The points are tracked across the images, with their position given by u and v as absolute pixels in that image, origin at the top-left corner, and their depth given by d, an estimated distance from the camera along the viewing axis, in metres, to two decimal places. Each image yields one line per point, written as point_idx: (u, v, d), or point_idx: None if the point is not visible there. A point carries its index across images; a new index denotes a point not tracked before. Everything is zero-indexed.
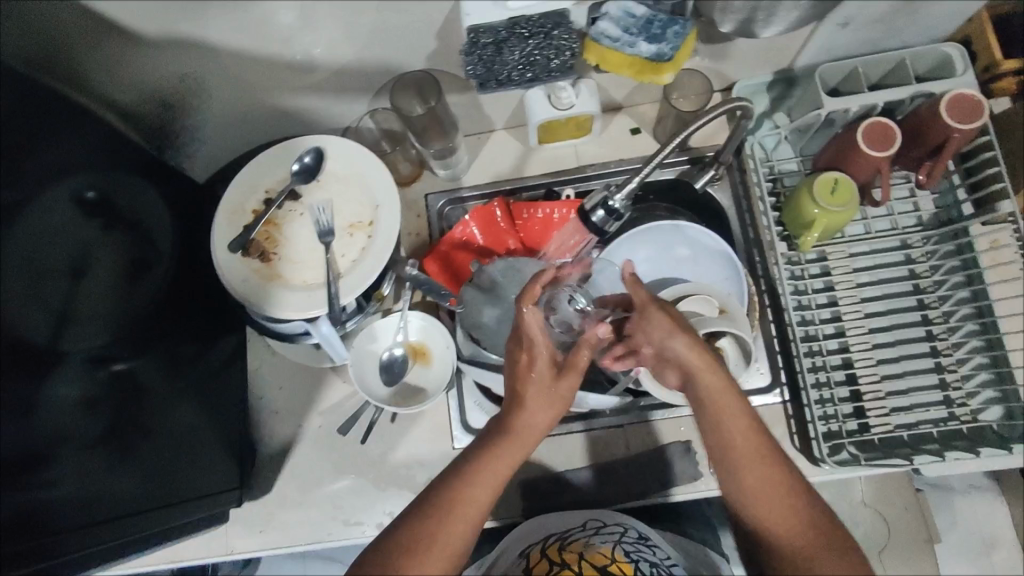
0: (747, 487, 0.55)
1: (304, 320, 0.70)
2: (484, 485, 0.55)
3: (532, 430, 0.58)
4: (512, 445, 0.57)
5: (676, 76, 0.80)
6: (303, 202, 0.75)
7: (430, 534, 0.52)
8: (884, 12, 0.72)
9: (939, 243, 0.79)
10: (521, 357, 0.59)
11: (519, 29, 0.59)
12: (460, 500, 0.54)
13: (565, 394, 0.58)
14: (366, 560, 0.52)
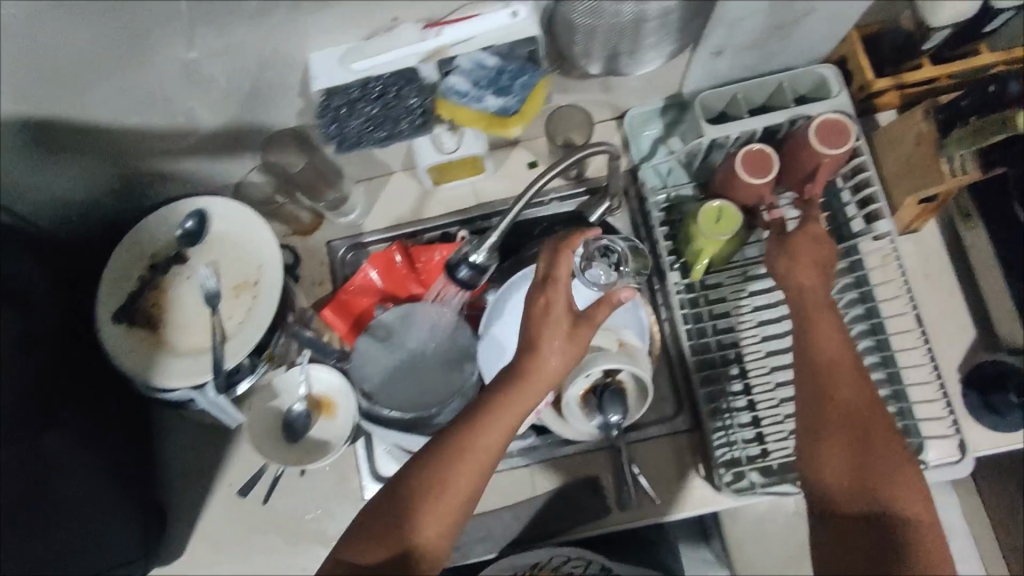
0: (857, 437, 0.61)
1: (191, 387, 0.69)
2: (492, 434, 0.57)
3: (550, 376, 0.59)
4: (528, 394, 0.58)
5: (559, 112, 0.80)
6: (188, 265, 0.74)
7: (433, 487, 0.56)
8: (754, 39, 0.72)
9: (832, 260, 0.78)
10: (540, 300, 0.61)
11: (368, 89, 0.58)
12: (472, 450, 0.57)
13: (581, 341, 0.60)
14: (403, 485, 0.57)
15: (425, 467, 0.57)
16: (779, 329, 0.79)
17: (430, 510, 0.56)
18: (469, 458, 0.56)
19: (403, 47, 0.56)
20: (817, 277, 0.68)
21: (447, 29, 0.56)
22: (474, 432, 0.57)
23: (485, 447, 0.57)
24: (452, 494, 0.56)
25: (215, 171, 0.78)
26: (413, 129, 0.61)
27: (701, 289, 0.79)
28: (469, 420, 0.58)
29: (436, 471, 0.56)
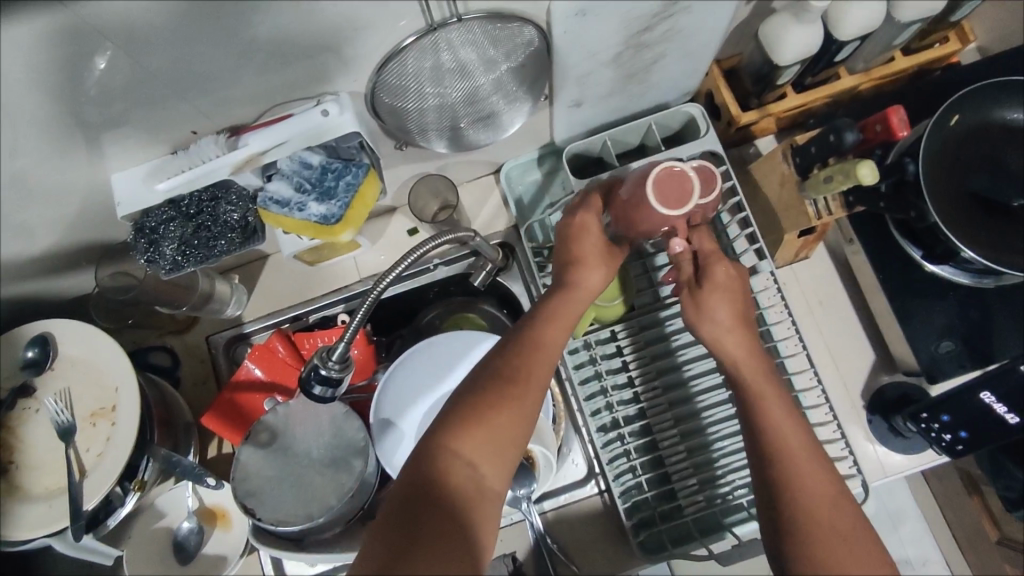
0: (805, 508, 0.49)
1: (48, 535, 0.63)
2: (547, 349, 0.55)
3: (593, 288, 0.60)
4: (578, 300, 0.59)
5: (428, 177, 0.76)
6: (37, 397, 0.68)
7: (508, 395, 0.52)
8: (611, 87, 0.69)
9: None
10: (574, 222, 0.62)
11: (181, 207, 0.56)
12: (535, 354, 0.54)
13: (616, 263, 0.62)
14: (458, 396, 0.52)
15: (493, 372, 0.53)
16: (683, 377, 0.75)
17: (498, 414, 0.51)
18: (534, 364, 0.54)
19: (209, 162, 0.52)
20: (746, 336, 0.57)
21: (254, 136, 0.53)
22: (531, 340, 0.55)
23: (539, 361, 0.54)
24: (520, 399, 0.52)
25: (63, 285, 0.73)
26: (243, 242, 0.58)
27: (597, 344, 0.75)
28: (527, 327, 0.56)
29: (502, 377, 0.53)
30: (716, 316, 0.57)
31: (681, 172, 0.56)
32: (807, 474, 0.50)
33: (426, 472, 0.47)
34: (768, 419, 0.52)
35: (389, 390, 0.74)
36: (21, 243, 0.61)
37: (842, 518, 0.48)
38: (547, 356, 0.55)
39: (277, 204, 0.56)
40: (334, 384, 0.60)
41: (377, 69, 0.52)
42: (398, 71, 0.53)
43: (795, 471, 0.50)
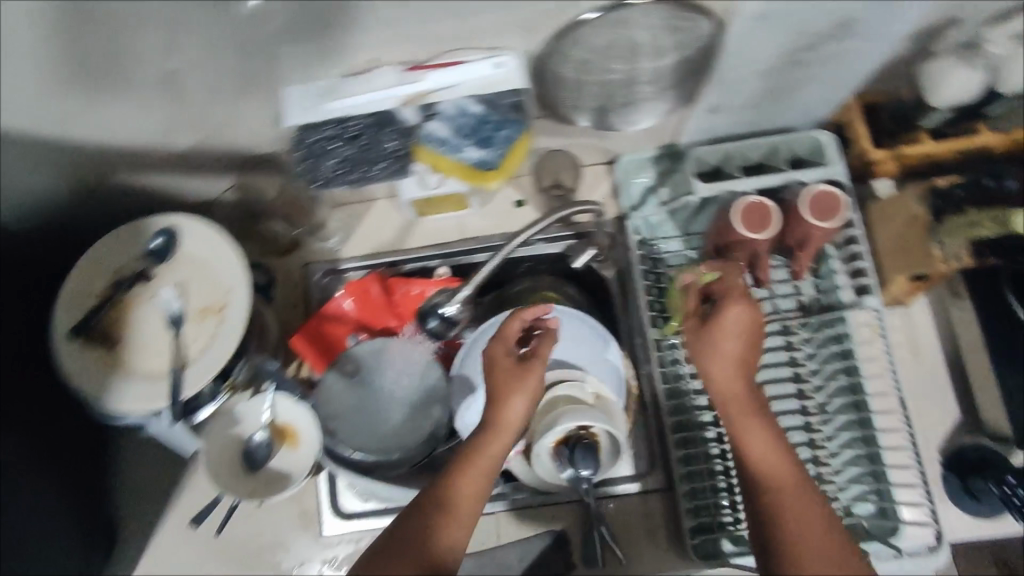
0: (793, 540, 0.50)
1: (146, 412, 0.67)
2: (477, 477, 0.55)
3: (516, 420, 0.58)
4: (498, 438, 0.57)
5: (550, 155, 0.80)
6: (151, 285, 0.71)
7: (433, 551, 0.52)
8: (752, 99, 0.70)
9: (818, 329, 0.76)
10: (500, 353, 0.61)
11: (341, 129, 0.57)
12: (467, 490, 0.55)
13: (532, 382, 0.59)
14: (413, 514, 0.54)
15: (422, 510, 0.54)
16: (760, 395, 0.76)
17: (447, 518, 0.53)
18: (468, 494, 0.55)
19: (380, 91, 0.55)
20: (739, 374, 0.57)
21: (429, 73, 0.55)
22: (458, 474, 0.55)
23: (469, 501, 0.55)
24: (456, 531, 0.53)
25: (188, 187, 0.76)
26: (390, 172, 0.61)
27: (682, 347, 0.77)
28: (454, 464, 0.56)
29: (433, 518, 0.53)
30: (715, 350, 0.57)
31: (757, 204, 0.68)
32: (749, 442, 0.54)
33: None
34: (773, 472, 0.53)
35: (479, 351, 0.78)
36: (178, 136, 0.65)
37: (838, 563, 0.48)
38: (478, 487, 0.55)
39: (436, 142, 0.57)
40: None
41: (558, 34, 0.55)
42: (573, 42, 0.55)
43: (787, 519, 0.51)
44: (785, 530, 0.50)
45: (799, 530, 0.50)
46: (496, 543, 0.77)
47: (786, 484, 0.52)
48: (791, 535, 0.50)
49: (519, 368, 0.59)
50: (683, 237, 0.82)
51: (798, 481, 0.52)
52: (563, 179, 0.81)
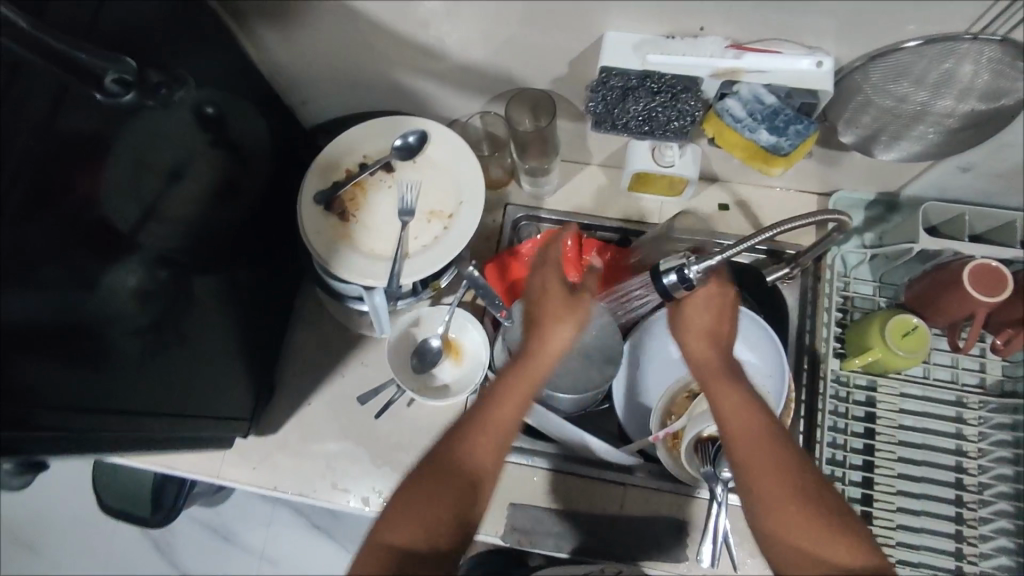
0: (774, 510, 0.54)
1: (360, 285, 0.73)
2: (506, 419, 0.59)
3: (561, 345, 0.64)
4: (535, 368, 0.62)
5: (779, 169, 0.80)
6: (393, 176, 0.77)
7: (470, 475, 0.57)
8: (1008, 168, 0.71)
9: (994, 412, 0.78)
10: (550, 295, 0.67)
11: (649, 83, 0.61)
12: (492, 428, 0.59)
13: (580, 313, 0.66)
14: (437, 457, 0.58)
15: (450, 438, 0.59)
16: (919, 456, 0.78)
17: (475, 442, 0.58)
18: (512, 409, 0.60)
19: (701, 56, 0.58)
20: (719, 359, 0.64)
21: (747, 55, 0.58)
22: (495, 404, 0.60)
23: (504, 422, 0.59)
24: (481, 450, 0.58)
25: (442, 102, 0.82)
26: (674, 132, 0.65)
27: (852, 386, 0.80)
28: (488, 392, 0.61)
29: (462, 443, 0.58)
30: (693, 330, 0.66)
31: (995, 269, 0.69)
32: (740, 446, 0.57)
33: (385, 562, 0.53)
34: (756, 444, 0.56)
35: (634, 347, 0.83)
36: (469, 49, 0.70)
37: (822, 533, 0.52)
38: (508, 418, 0.60)
39: (730, 119, 0.62)
40: (682, 285, 0.63)
41: (873, 55, 0.57)
42: (884, 70, 0.58)
43: (774, 483, 0.54)
44: (763, 490, 0.54)
45: (777, 502, 0.54)
46: (619, 513, 0.79)
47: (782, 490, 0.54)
48: (768, 495, 0.54)
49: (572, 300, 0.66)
50: (877, 284, 0.83)
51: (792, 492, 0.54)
52: None
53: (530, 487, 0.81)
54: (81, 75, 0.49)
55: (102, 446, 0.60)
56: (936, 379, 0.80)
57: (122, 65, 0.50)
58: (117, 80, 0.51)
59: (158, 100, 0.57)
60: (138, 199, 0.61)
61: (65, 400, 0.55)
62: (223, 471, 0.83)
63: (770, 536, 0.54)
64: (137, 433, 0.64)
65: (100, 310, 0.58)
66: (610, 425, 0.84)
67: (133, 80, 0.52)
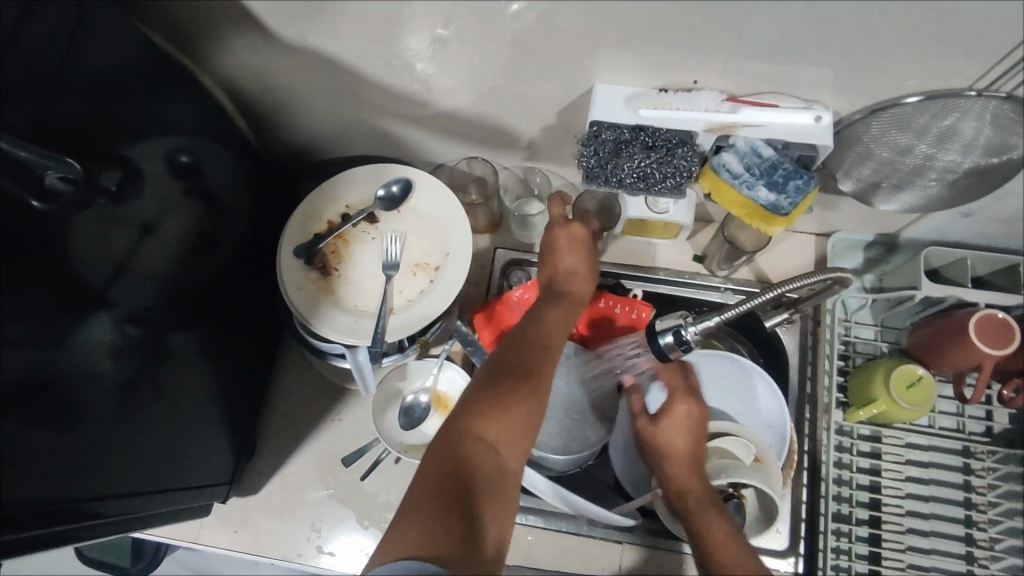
0: None
1: (343, 344, 0.69)
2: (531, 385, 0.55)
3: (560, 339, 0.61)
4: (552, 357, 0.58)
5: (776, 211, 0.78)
6: (378, 227, 0.74)
7: (524, 390, 0.54)
8: (1010, 214, 0.69)
9: (1002, 463, 0.75)
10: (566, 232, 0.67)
11: (643, 137, 0.59)
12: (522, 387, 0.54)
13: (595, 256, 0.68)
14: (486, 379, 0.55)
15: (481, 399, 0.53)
16: (927, 509, 0.75)
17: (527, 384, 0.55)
18: (540, 343, 0.59)
19: (696, 111, 0.56)
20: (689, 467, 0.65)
21: (744, 108, 0.55)
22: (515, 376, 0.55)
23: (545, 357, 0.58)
24: (508, 426, 0.51)
25: (429, 148, 0.80)
26: (669, 189, 0.61)
27: (855, 436, 0.78)
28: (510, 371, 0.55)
29: (479, 411, 0.52)
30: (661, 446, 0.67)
31: (1001, 319, 0.66)
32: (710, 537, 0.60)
33: (452, 448, 0.49)
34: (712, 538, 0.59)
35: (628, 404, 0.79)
36: (457, 98, 0.68)
37: None
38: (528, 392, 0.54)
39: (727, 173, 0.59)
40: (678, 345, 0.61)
41: (873, 109, 0.55)
42: (886, 122, 0.56)
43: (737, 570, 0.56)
44: None
45: None
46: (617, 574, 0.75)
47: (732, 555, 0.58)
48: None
49: (579, 246, 0.67)
50: (878, 328, 0.80)
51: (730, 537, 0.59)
52: (741, 239, 0.78)
53: (524, 546, 0.77)
54: (24, 183, 0.49)
55: (64, 534, 0.55)
56: (942, 427, 0.78)
57: (67, 166, 0.51)
58: (62, 179, 0.51)
59: (108, 199, 0.57)
60: (107, 259, 0.58)
61: (28, 491, 0.50)
62: (202, 536, 0.79)
63: None
64: (103, 512, 0.59)
65: (65, 381, 0.53)
66: (606, 479, 0.81)
67: (79, 179, 0.53)
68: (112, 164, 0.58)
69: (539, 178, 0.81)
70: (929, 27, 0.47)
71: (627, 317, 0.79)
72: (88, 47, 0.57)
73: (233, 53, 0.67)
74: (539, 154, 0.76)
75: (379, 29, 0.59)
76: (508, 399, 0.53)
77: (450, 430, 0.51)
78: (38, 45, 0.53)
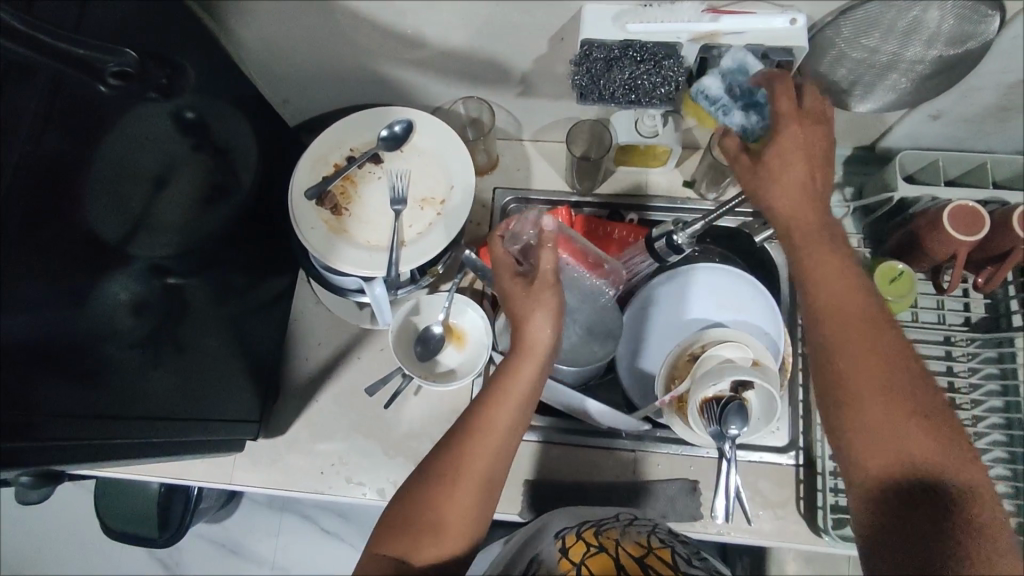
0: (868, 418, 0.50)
1: (360, 277, 0.73)
2: (505, 413, 0.58)
3: (544, 344, 0.61)
4: (525, 364, 0.60)
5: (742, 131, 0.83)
6: (383, 167, 0.78)
7: (505, 389, 0.59)
8: (977, 112, 0.73)
9: (981, 348, 0.81)
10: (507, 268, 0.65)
11: (631, 52, 0.62)
12: (493, 416, 0.58)
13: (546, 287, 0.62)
14: (485, 385, 0.61)
15: (461, 430, 0.58)
16: None
17: (507, 386, 0.59)
18: (528, 339, 0.61)
19: (681, 22, 0.60)
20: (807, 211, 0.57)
21: (725, 18, 0.60)
22: (483, 408, 0.58)
23: (527, 348, 0.61)
24: (488, 436, 0.57)
25: (426, 91, 0.83)
26: (659, 100, 0.65)
27: None
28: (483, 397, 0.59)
29: (460, 426, 0.59)
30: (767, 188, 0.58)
31: (972, 208, 0.71)
32: (838, 330, 0.54)
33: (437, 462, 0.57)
34: (823, 287, 0.55)
35: (632, 321, 0.84)
36: (451, 34, 0.71)
37: (901, 404, 0.50)
38: (506, 417, 0.58)
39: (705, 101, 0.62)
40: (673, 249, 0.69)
41: (844, 9, 0.59)
42: (855, 23, 0.60)
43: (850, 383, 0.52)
44: (859, 393, 0.51)
45: (865, 388, 0.51)
46: (631, 479, 0.80)
47: (912, 448, 0.49)
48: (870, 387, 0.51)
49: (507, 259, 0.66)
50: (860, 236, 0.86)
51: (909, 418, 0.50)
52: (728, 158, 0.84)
53: (542, 463, 0.82)
54: (90, 73, 0.54)
55: (115, 449, 0.60)
56: (924, 321, 0.83)
57: (123, 57, 0.55)
58: (116, 72, 0.55)
59: (159, 92, 0.62)
60: (126, 208, 0.60)
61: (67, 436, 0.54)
62: (235, 476, 0.83)
63: (855, 468, 0.51)
64: (145, 436, 0.63)
65: (92, 322, 0.57)
66: (614, 397, 0.86)
67: (133, 72, 0.57)
68: (160, 63, 0.62)
69: (532, 112, 0.85)
70: None
71: (626, 242, 0.84)
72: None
73: (230, 5, 0.69)
74: (531, 89, 0.80)
75: None
76: (490, 404, 0.59)
77: (442, 443, 0.59)
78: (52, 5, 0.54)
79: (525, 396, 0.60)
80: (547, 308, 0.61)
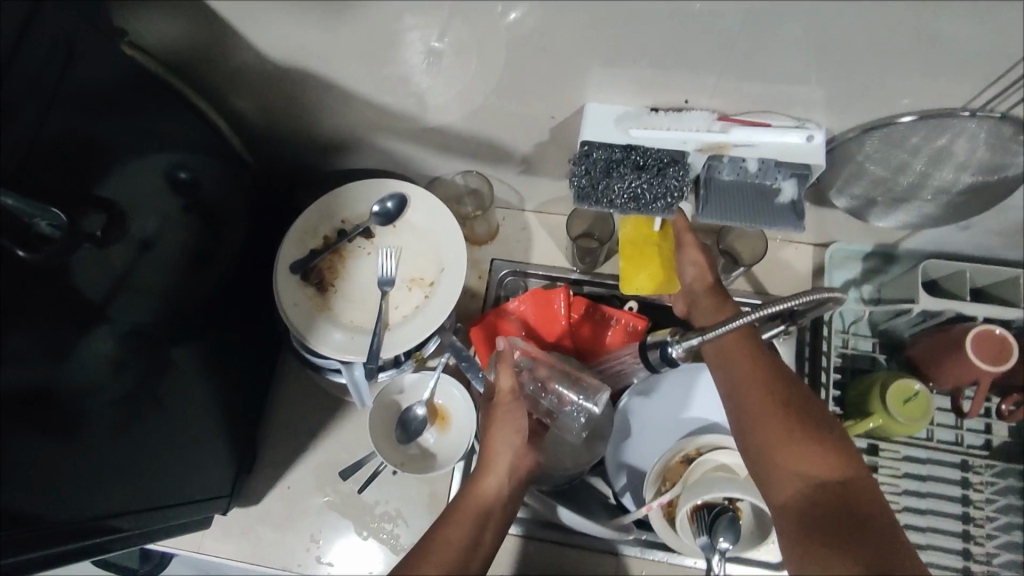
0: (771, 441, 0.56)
1: (339, 360, 0.70)
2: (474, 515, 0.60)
3: (512, 453, 0.64)
4: (494, 469, 0.63)
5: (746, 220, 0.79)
6: (373, 243, 0.75)
7: (473, 496, 0.61)
8: (1011, 228, 0.68)
9: (1000, 476, 0.75)
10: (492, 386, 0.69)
11: (634, 156, 0.59)
12: (461, 514, 0.60)
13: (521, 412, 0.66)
14: (461, 495, 0.62)
15: (435, 529, 0.59)
16: (925, 522, 0.74)
17: (478, 491, 0.62)
18: (498, 447, 0.64)
19: (687, 131, 0.56)
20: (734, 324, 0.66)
21: (735, 128, 0.55)
22: (455, 513, 0.60)
23: (499, 454, 0.64)
24: (457, 532, 0.58)
25: (425, 161, 0.80)
26: (660, 210, 0.61)
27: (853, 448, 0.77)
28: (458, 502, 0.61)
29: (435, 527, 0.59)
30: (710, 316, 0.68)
31: (1000, 336, 0.66)
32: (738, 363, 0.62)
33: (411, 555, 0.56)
34: (746, 391, 0.60)
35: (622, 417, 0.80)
36: (450, 116, 0.68)
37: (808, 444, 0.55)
38: (475, 517, 0.60)
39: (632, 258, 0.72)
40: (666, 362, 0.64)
41: (866, 128, 0.55)
42: (880, 140, 0.56)
43: (753, 402, 0.59)
44: (763, 439, 0.57)
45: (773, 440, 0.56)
46: None
47: (787, 445, 0.55)
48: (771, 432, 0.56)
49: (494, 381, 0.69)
50: (876, 339, 0.80)
51: (789, 431, 0.56)
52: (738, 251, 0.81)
53: (520, 558, 0.78)
54: (15, 236, 0.46)
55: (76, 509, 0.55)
56: (940, 440, 0.77)
57: (55, 217, 0.48)
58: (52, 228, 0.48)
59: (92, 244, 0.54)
60: (110, 270, 0.56)
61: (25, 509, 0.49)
62: (204, 545, 0.80)
63: (777, 485, 0.55)
64: (104, 501, 0.58)
65: (70, 386, 0.52)
66: (602, 489, 0.82)
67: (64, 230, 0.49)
68: (96, 208, 0.54)
69: (534, 187, 0.81)
70: (923, 49, 0.46)
71: (622, 330, 0.80)
72: (87, 63, 0.54)
73: (227, 75, 0.67)
74: (534, 168, 0.76)
75: (369, 54, 0.59)
76: (461, 511, 0.60)
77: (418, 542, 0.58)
78: (35, 62, 0.49)
79: (495, 506, 0.61)
80: (518, 416, 0.66)
